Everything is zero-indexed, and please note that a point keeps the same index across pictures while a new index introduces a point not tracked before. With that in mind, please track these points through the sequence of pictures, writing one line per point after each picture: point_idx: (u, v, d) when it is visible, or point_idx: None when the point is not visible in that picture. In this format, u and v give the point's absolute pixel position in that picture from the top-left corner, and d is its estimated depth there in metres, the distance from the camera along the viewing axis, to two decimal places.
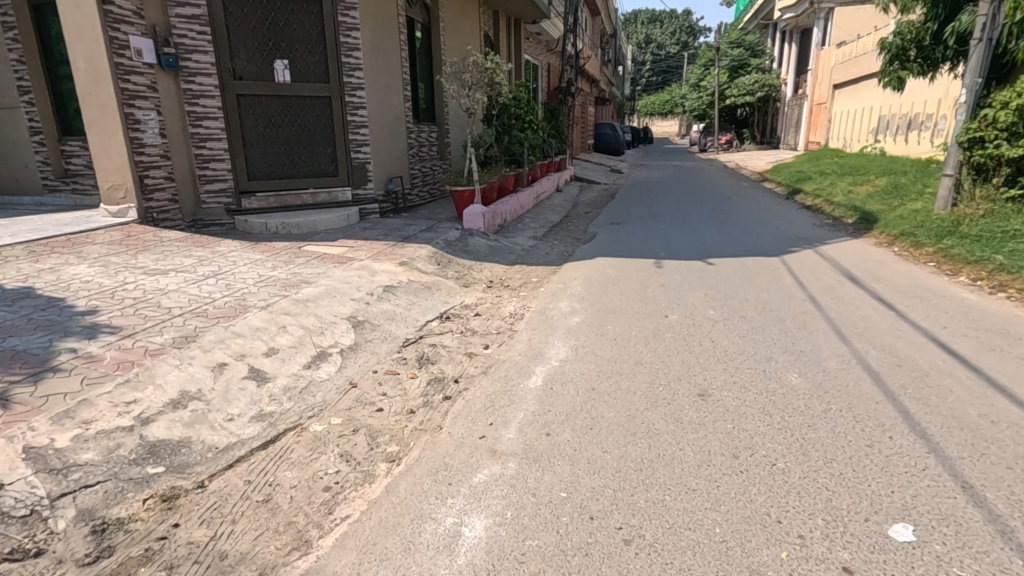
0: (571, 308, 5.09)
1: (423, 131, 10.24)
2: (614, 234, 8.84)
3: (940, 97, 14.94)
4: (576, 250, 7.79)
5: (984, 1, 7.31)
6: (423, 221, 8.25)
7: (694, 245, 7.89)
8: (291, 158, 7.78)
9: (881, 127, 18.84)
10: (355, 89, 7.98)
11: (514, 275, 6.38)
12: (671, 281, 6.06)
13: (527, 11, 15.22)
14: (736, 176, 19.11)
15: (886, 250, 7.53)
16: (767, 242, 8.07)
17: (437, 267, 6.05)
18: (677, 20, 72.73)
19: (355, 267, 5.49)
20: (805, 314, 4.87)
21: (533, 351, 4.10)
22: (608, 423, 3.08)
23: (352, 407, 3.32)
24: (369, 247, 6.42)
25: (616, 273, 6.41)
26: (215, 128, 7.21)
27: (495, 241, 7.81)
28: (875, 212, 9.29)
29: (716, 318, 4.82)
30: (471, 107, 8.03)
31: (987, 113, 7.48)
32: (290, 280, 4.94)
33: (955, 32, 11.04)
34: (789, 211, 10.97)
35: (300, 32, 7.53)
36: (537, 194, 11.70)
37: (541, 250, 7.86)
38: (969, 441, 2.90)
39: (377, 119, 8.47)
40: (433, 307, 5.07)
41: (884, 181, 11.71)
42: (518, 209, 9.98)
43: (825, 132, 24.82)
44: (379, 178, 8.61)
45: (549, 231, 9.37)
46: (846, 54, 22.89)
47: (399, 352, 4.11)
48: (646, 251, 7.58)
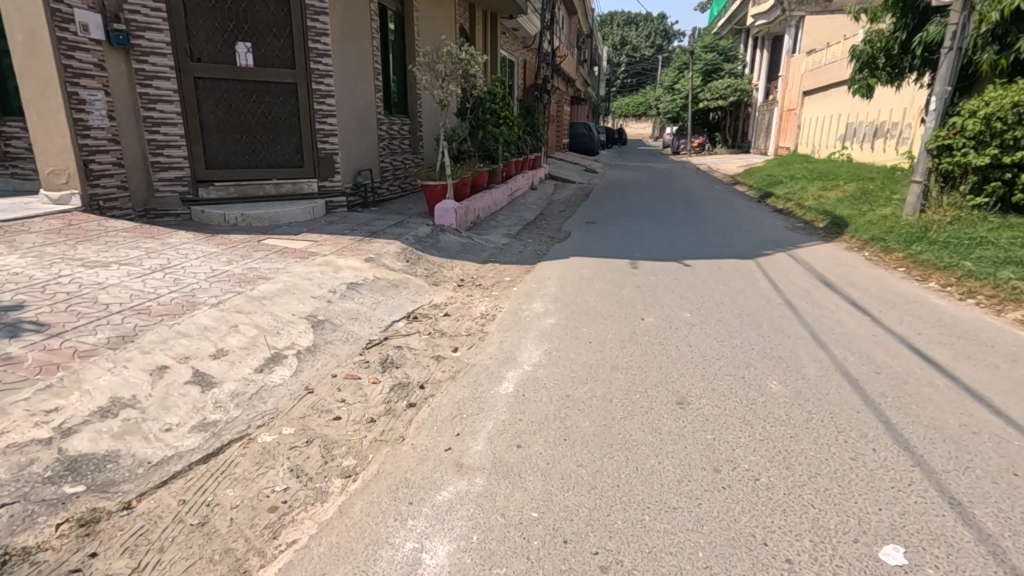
0: (544, 309, 4.89)
1: (394, 123, 9.92)
2: (589, 233, 8.69)
3: (906, 106, 15.30)
4: (550, 249, 7.62)
5: (955, 10, 7.39)
6: (393, 216, 7.96)
7: (668, 246, 7.80)
8: (253, 147, 7.38)
9: (849, 134, 19.24)
10: (323, 76, 7.62)
11: (486, 273, 6.16)
12: (647, 282, 5.93)
13: (504, 6, 14.98)
14: (709, 178, 19.27)
15: (857, 255, 7.57)
16: (740, 244, 8.05)
17: (406, 264, 5.79)
18: (653, 24, 73.47)
19: (317, 263, 5.18)
20: (782, 318, 4.79)
21: (504, 355, 3.89)
22: (584, 435, 2.89)
23: (307, 415, 3.05)
24: (334, 242, 6.11)
25: (591, 274, 6.26)
26: (170, 112, 6.78)
27: (468, 238, 7.58)
28: (845, 216, 9.38)
29: (693, 321, 4.69)
30: (444, 98, 7.75)
31: (955, 121, 7.57)
32: (245, 275, 4.62)
33: (922, 43, 11.27)
34: (762, 214, 11.03)
35: (264, 14, 7.15)
36: (512, 191, 11.49)
37: (514, 248, 7.65)
38: (954, 454, 2.81)
39: (346, 108, 8.13)
40: (399, 306, 4.81)
41: (853, 186, 11.89)
42: (492, 206, 9.76)
43: (794, 138, 25.29)
44: (347, 170, 8.26)
45: (523, 229, 9.17)
46: (816, 61, 23.35)
47: (362, 354, 3.85)
48: (621, 252, 7.44)
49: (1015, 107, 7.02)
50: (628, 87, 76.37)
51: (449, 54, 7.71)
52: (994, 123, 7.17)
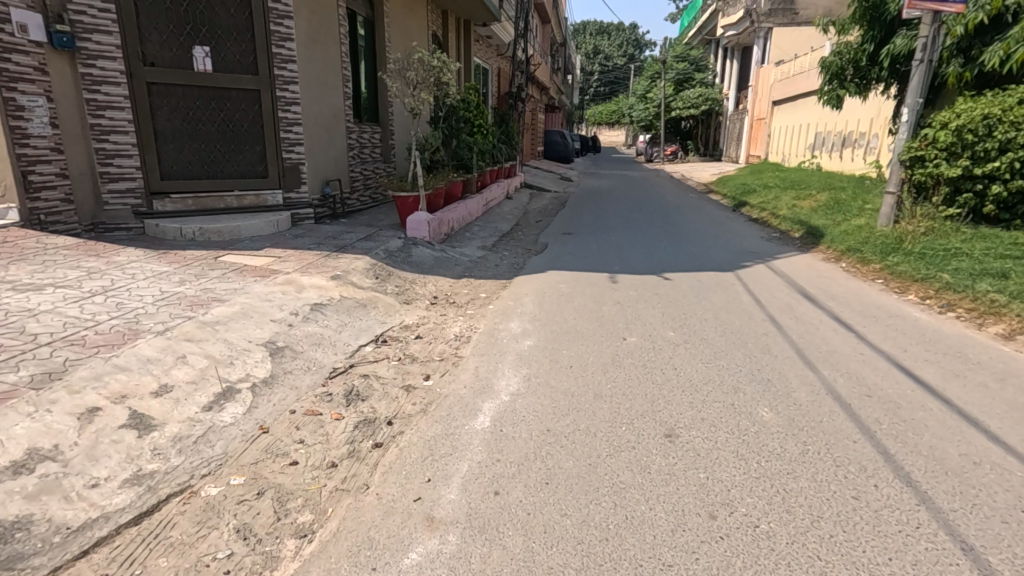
0: (522, 330, 4.65)
1: (364, 131, 9.60)
2: (566, 245, 8.50)
3: (873, 117, 15.61)
4: (527, 262, 7.39)
5: (925, 23, 7.45)
6: (363, 229, 7.63)
7: (647, 258, 7.66)
8: (212, 157, 6.99)
9: (818, 143, 19.59)
10: (288, 82, 7.27)
11: (460, 290, 5.90)
12: (627, 297, 5.74)
13: (477, 13, 14.79)
14: (683, 187, 19.37)
15: (834, 266, 7.54)
16: (719, 256, 7.96)
17: (375, 281, 5.49)
18: (625, 33, 74.47)
19: (279, 282, 4.84)
20: (767, 336, 4.64)
21: (480, 383, 3.63)
22: (568, 477, 2.64)
23: (259, 461, 2.73)
24: (299, 258, 5.77)
25: (569, 289, 6.04)
26: (121, 119, 6.35)
27: (441, 252, 7.30)
28: (820, 226, 9.40)
29: (677, 341, 4.50)
30: (415, 106, 7.46)
31: (927, 133, 7.63)
32: (198, 297, 4.26)
33: (889, 55, 11.46)
34: (738, 224, 11.03)
35: (224, 17, 6.78)
36: (487, 201, 11.26)
37: (490, 262, 7.41)
38: (959, 489, 2.65)
39: (312, 116, 7.79)
40: (368, 328, 4.51)
41: (825, 196, 12.00)
42: (467, 217, 9.53)
43: (765, 146, 25.69)
44: (314, 181, 7.90)
45: (498, 241, 8.93)
46: (784, 72, 23.80)
47: (324, 386, 3.54)
48: (599, 265, 7.26)
49: (986, 119, 7.10)
50: (602, 95, 77.13)
51: (420, 60, 7.44)
52: (965, 135, 7.23)
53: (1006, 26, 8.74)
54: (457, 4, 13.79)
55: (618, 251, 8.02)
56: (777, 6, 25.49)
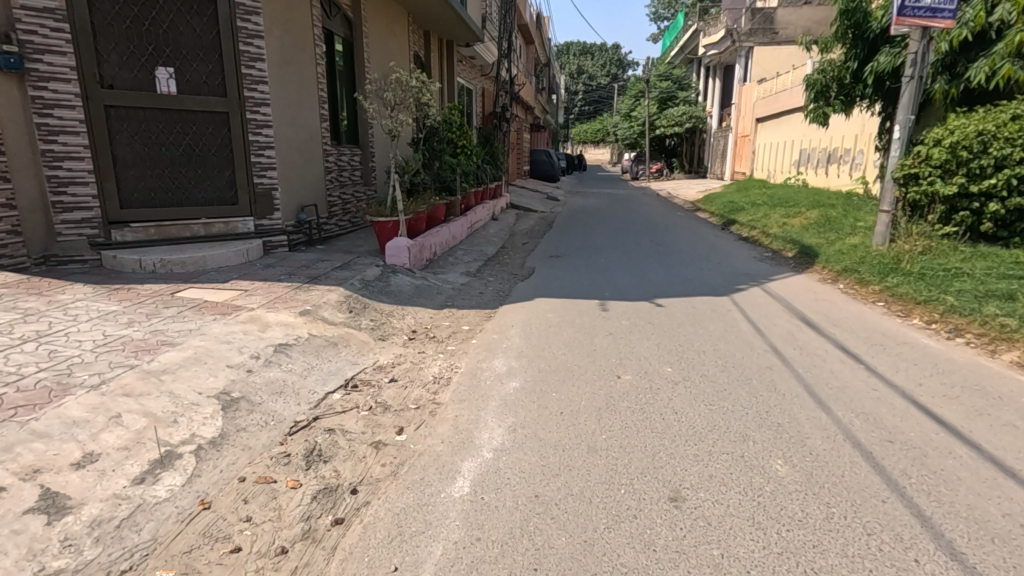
0: (508, 369, 4.26)
1: (343, 154, 9.25)
2: (553, 269, 8.17)
3: (857, 133, 15.63)
4: (512, 288, 7.04)
5: (913, 40, 7.32)
6: (339, 256, 7.24)
7: (637, 282, 7.35)
8: (177, 183, 6.60)
9: (803, 159, 19.61)
10: (259, 105, 6.92)
11: (441, 322, 5.52)
12: (620, 327, 5.40)
13: (460, 34, 14.66)
14: (670, 205, 19.25)
15: (831, 287, 7.26)
16: (712, 279, 7.67)
17: (348, 316, 5.09)
18: (608, 54, 75.54)
19: (241, 321, 4.43)
20: (771, 371, 4.30)
21: (460, 437, 3.23)
22: (560, 560, 2.25)
23: (195, 548, 2.30)
24: (267, 291, 5.36)
25: (557, 319, 5.68)
26: (76, 145, 5.94)
27: (423, 280, 6.92)
28: (814, 246, 9.17)
29: (676, 379, 4.14)
30: (393, 128, 7.13)
31: (920, 150, 7.47)
32: (145, 341, 3.83)
33: (873, 72, 11.42)
34: (728, 243, 10.80)
35: (189, 36, 6.44)
36: (471, 223, 10.93)
37: (474, 289, 7.03)
38: (1012, 562, 2.28)
39: (286, 139, 7.43)
40: (337, 371, 4.10)
41: (815, 213, 11.84)
42: (450, 241, 9.20)
43: (750, 163, 25.79)
44: (288, 206, 7.52)
45: (483, 265, 8.58)
46: (767, 90, 23.99)
47: (282, 444, 3.11)
48: (589, 290, 6.93)
49: (980, 135, 6.97)
50: (586, 114, 77.94)
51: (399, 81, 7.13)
52: (959, 152, 7.08)
53: (989, 42, 8.66)
54: (439, 25, 13.64)
55: (608, 275, 7.71)
56: (757, 26, 25.79)
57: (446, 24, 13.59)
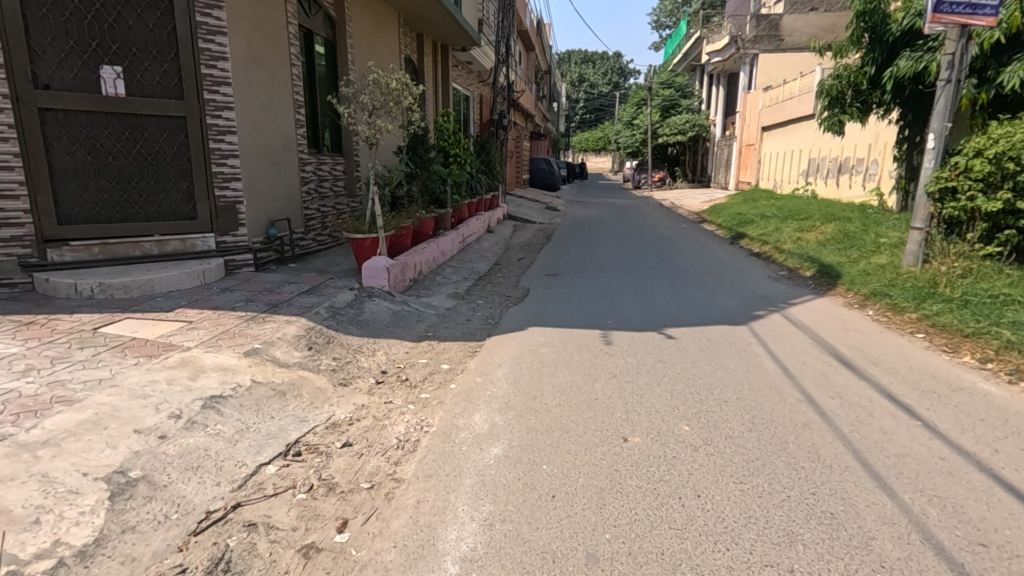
0: (490, 430, 3.48)
1: (323, 163, 8.55)
2: (550, 290, 7.44)
3: (870, 143, 14.97)
4: (503, 314, 6.29)
5: (950, 40, 6.61)
6: (311, 278, 6.50)
7: (642, 307, 6.61)
8: (127, 196, 5.90)
9: (812, 169, 18.92)
10: (221, 109, 6.21)
11: (418, 360, 4.76)
12: (624, 366, 4.66)
13: (455, 37, 14.05)
14: (674, 216, 18.55)
15: (860, 314, 6.49)
16: (725, 303, 6.93)
17: (306, 355, 4.35)
18: (609, 62, 75.14)
19: (168, 366, 3.69)
20: (810, 432, 3.53)
21: (419, 539, 2.47)
22: None
23: None
24: (215, 324, 4.61)
25: (552, 355, 4.91)
26: (5, 153, 5.26)
27: (403, 305, 6.16)
28: (834, 265, 8.40)
29: (694, 443, 3.37)
30: (370, 135, 6.39)
31: (958, 161, 6.77)
32: (35, 400, 3.08)
33: (892, 78, 10.74)
34: (739, 260, 10.07)
35: (141, 32, 5.74)
36: (463, 237, 10.20)
37: (460, 315, 6.27)
38: None
39: (253, 148, 6.72)
40: (279, 431, 3.34)
41: (831, 227, 11.08)
42: (438, 258, 8.48)
43: (755, 172, 25.11)
44: (255, 221, 6.80)
45: (472, 285, 7.85)
46: (773, 98, 23.31)
47: (182, 551, 2.35)
48: (590, 317, 6.18)
49: None
50: (588, 122, 77.57)
51: (377, 82, 6.38)
52: (1005, 163, 6.45)
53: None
54: (432, 27, 13.02)
55: (611, 299, 6.96)
56: (762, 32, 25.13)
57: (440, 26, 12.97)
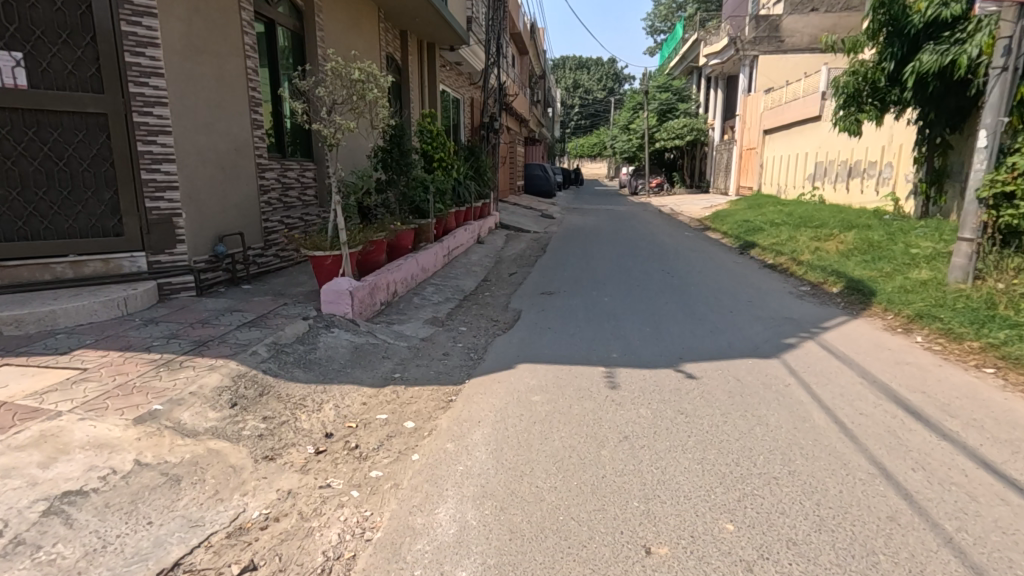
0: (457, 538, 2.48)
1: (287, 168, 7.58)
2: (544, 313, 6.46)
3: (884, 145, 14.13)
4: (489, 346, 5.31)
5: (1005, 21, 5.68)
6: (260, 305, 5.48)
7: (653, 335, 5.63)
8: (32, 209, 4.95)
9: (819, 173, 18.09)
10: (151, 104, 5.24)
11: (376, 417, 3.75)
12: (637, 422, 3.67)
13: (442, 35, 13.15)
14: (676, 223, 17.66)
15: (907, 341, 5.53)
16: (748, 328, 5.94)
17: (226, 417, 3.34)
18: (604, 67, 74.66)
19: (15, 447, 2.69)
20: (903, 534, 2.54)
21: None
22: None
23: None
24: (113, 374, 3.60)
25: (547, 405, 3.92)
26: None
27: (368, 338, 5.13)
28: (865, 280, 7.46)
29: (746, 557, 2.38)
30: (329, 137, 5.37)
31: (1016, 161, 5.86)
32: None
33: (914, 73, 9.89)
34: (753, 273, 9.14)
35: (47, 12, 4.81)
36: (448, 250, 9.22)
37: (437, 348, 5.27)
38: None
39: (195, 151, 5.73)
40: (153, 547, 2.32)
41: (851, 236, 10.14)
42: (418, 275, 7.50)
43: (757, 177, 24.31)
44: (198, 237, 5.81)
45: (455, 307, 6.84)
46: (774, 101, 22.58)
47: None
48: (591, 349, 5.20)
49: None
50: (583, 128, 76.93)
51: (335, 70, 5.34)
52: None
53: None
54: (417, 23, 12.10)
55: (615, 324, 5.99)
56: (762, 34, 24.49)
57: (425, 22, 12.06)
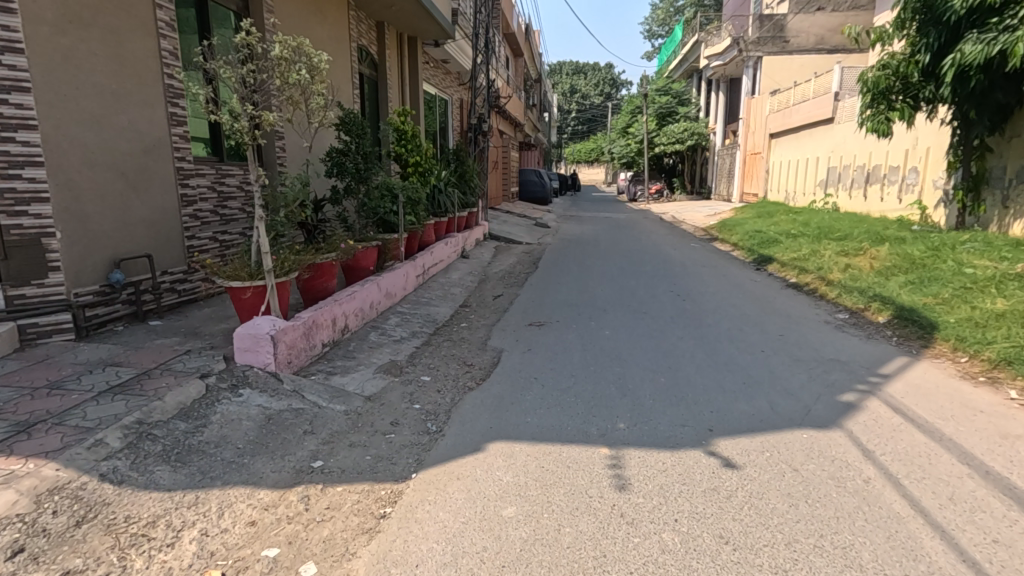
0: None
1: (226, 174, 6.32)
2: (531, 355, 5.18)
3: (908, 148, 12.96)
4: (456, 411, 3.99)
5: None
6: (155, 352, 4.18)
7: (669, 390, 4.34)
8: None
9: (832, 179, 16.92)
10: (8, 89, 4.01)
11: (260, 554, 2.43)
12: (660, 565, 2.38)
13: (425, 28, 11.90)
14: (679, 233, 16.43)
15: (1001, 397, 4.26)
16: (790, 378, 4.65)
17: None
18: (602, 72, 73.87)
19: None
20: None
21: None
22: None
23: None
24: None
25: (527, 529, 2.62)
26: None
27: (290, 403, 3.82)
28: (919, 308, 6.21)
29: None
30: (237, 131, 4.08)
31: None
32: None
33: (954, 66, 8.68)
34: (776, 296, 7.88)
35: None
36: (423, 268, 7.96)
37: (385, 414, 3.95)
38: None
39: (76, 149, 4.45)
40: None
41: (885, 252, 8.89)
42: (379, 301, 6.22)
43: (763, 183, 23.15)
44: (83, 261, 4.53)
45: (421, 345, 5.54)
46: (781, 103, 21.47)
47: None
48: (589, 413, 3.92)
49: None
50: (580, 133, 76.01)
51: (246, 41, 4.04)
52: None
53: None
54: (394, 14, 10.86)
55: (619, 373, 4.69)
56: (766, 34, 23.41)
57: (403, 13, 10.82)
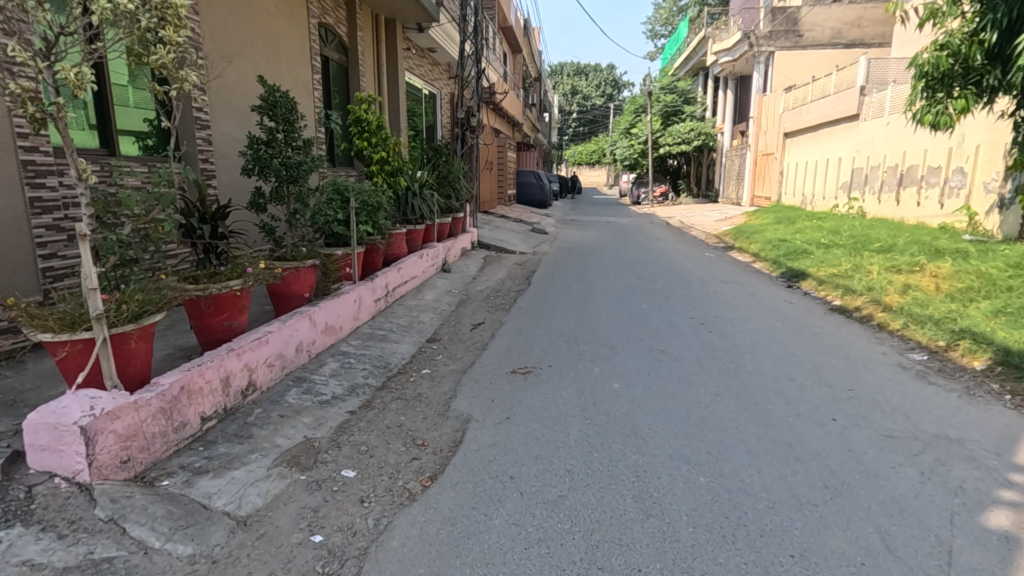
0: None
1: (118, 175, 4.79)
2: (511, 428, 3.64)
3: (952, 147, 11.44)
4: (374, 556, 2.44)
5: None
6: None
7: (720, 507, 2.78)
8: None
9: (857, 182, 15.43)
10: None
11: None
12: None
13: (403, 8, 10.40)
14: (690, 240, 14.94)
15: None
16: (895, 478, 3.08)
17: None
18: (604, 74, 72.50)
19: None
20: None
21: None
22: None
23: None
24: None
25: None
26: None
27: (91, 550, 2.27)
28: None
29: None
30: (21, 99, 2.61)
31: None
32: None
33: None
34: (824, 325, 6.34)
35: None
36: (385, 287, 6.40)
37: (258, 561, 2.41)
38: None
39: None
40: None
41: (949, 270, 7.30)
42: (312, 341, 4.67)
43: (776, 186, 21.64)
44: None
45: (358, 409, 3.99)
46: (796, 100, 20.00)
47: None
48: (595, 565, 2.36)
49: None
50: (581, 136, 74.69)
51: None
52: None
53: None
54: None
55: (640, 468, 3.13)
56: (779, 28, 21.96)
57: None
